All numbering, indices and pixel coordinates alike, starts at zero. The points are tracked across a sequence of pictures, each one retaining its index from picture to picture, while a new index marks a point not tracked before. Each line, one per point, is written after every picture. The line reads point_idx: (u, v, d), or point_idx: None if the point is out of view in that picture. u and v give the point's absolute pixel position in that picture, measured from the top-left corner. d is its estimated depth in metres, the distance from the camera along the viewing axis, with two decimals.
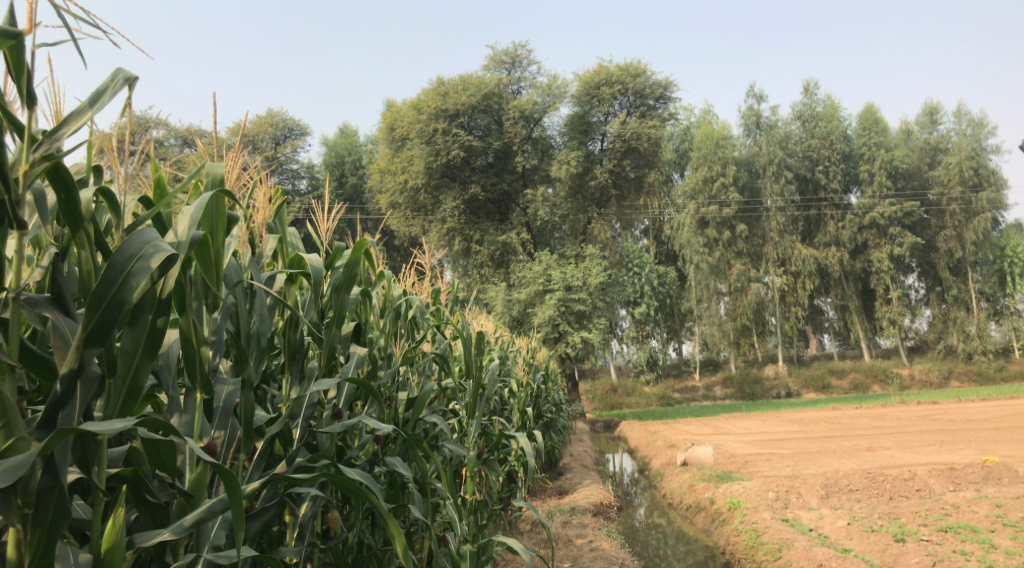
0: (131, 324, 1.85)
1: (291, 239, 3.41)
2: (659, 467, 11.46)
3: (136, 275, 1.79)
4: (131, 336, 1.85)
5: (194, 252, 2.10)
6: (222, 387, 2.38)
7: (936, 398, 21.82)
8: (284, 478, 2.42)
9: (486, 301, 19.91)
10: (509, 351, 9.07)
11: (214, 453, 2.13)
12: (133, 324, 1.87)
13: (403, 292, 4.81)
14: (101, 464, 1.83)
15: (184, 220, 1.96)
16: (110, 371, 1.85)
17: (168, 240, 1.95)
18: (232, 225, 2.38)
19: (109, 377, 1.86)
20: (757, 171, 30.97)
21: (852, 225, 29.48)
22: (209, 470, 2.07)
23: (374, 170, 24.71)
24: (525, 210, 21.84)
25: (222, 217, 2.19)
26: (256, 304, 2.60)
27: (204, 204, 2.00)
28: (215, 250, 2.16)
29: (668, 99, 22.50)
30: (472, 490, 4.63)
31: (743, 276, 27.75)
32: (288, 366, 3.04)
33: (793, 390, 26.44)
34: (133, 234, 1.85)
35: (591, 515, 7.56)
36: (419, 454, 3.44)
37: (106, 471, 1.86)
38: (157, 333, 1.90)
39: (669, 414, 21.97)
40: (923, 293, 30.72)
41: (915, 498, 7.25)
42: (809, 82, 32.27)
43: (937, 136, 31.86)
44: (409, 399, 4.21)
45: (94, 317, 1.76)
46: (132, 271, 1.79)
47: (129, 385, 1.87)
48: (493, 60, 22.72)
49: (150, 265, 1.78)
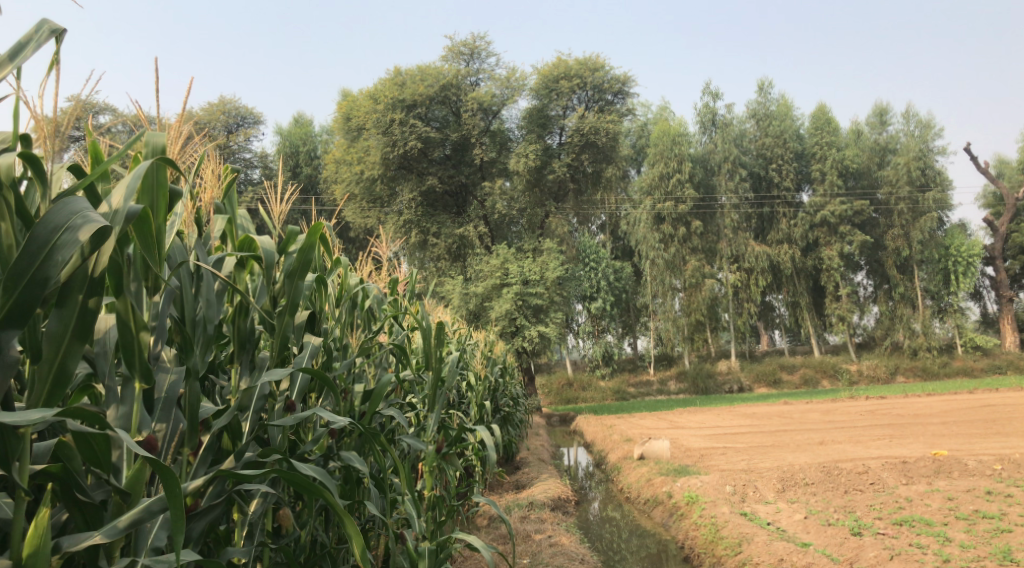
0: (59, 305, 1.69)
1: (242, 222, 3.22)
2: (616, 461, 11.46)
3: (63, 247, 1.63)
4: (59, 317, 1.69)
5: (132, 227, 1.93)
6: (165, 376, 2.21)
7: (884, 393, 22.35)
8: (231, 473, 2.25)
9: (443, 295, 19.71)
10: (467, 344, 8.93)
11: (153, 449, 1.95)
12: (60, 305, 1.70)
13: (359, 282, 4.64)
14: (23, 459, 1.65)
15: (119, 191, 1.80)
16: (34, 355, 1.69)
17: (102, 213, 1.79)
18: (176, 201, 2.20)
19: (33, 361, 1.70)
20: (712, 168, 31.32)
21: (803, 223, 30.02)
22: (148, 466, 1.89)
23: (329, 160, 24.23)
24: (482, 204, 21.77)
25: (164, 188, 2.02)
26: (203, 287, 2.43)
27: (142, 174, 1.84)
28: (157, 227, 1.99)
29: (626, 94, 22.61)
30: (430, 484, 4.49)
31: (698, 272, 28.07)
32: (237, 356, 2.86)
33: (746, 384, 26.87)
34: (59, 203, 1.69)
35: (549, 509, 7.49)
36: (376, 448, 3.29)
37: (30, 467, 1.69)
38: (89, 314, 1.74)
39: (625, 409, 22.06)
40: (871, 291, 31.47)
41: (870, 492, 7.35)
42: (763, 81, 32.67)
43: (886, 137, 32.60)
44: (365, 391, 4.07)
45: (12, 296, 1.60)
46: (58, 243, 1.63)
47: (55, 370, 1.71)
48: (451, 51, 22.42)
49: (78, 237, 1.62)
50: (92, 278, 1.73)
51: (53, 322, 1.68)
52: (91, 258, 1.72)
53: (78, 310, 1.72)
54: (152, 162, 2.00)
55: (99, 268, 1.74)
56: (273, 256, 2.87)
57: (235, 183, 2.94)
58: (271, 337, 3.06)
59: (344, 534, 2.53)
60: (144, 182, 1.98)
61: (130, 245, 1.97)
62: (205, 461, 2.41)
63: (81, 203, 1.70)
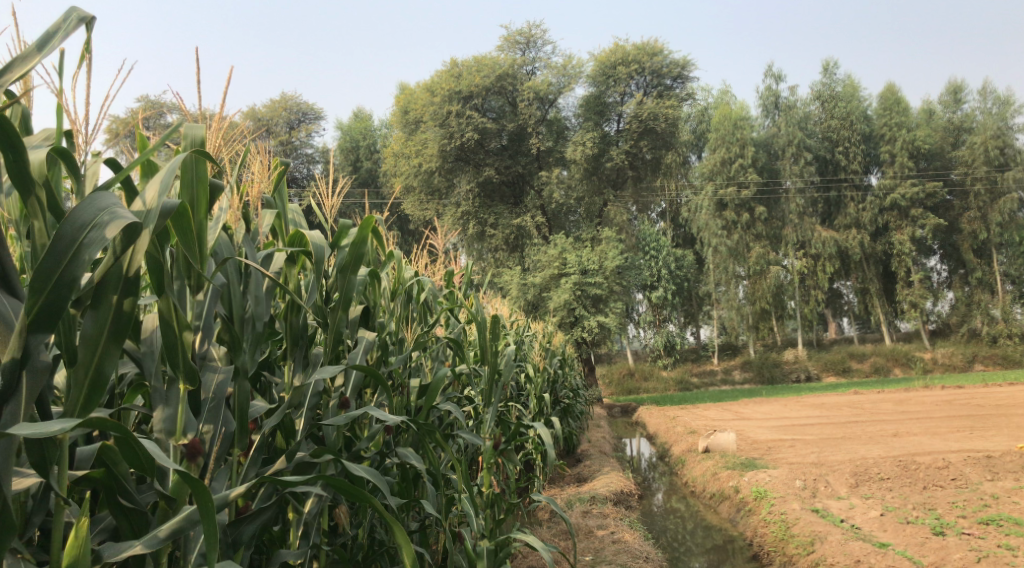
0: (93, 307, 1.66)
1: (293, 215, 3.17)
2: (680, 453, 11.20)
3: (90, 245, 1.59)
4: (94, 320, 1.66)
5: (170, 223, 1.89)
6: (212, 375, 2.15)
7: (961, 382, 21.39)
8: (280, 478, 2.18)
9: (502, 286, 19.67)
10: (525, 335, 8.83)
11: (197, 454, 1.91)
12: (94, 306, 1.67)
13: (415, 274, 4.58)
14: (61, 465, 1.61)
15: (153, 186, 1.75)
16: (69, 359, 1.65)
17: (135, 209, 1.74)
18: (216, 192, 2.13)
19: (69, 365, 1.66)
20: (776, 152, 30.47)
21: (873, 207, 28.89)
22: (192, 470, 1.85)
23: (388, 154, 24.39)
24: (540, 194, 21.68)
25: (205, 183, 1.99)
26: (251, 283, 2.38)
27: (177, 165, 1.79)
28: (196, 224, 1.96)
29: (686, 79, 22.07)
30: (489, 481, 4.40)
31: (762, 259, 27.32)
32: (290, 353, 2.81)
33: (814, 373, 26.10)
34: (89, 199, 1.66)
35: (611, 504, 7.33)
36: (432, 447, 3.22)
37: (67, 474, 1.64)
38: (123, 316, 1.70)
39: (688, 399, 21.67)
40: (946, 276, 30.16)
41: (951, 488, 6.96)
42: (829, 61, 31.47)
43: (961, 115, 31.13)
44: (422, 386, 4.01)
45: (39, 298, 1.56)
46: (86, 242, 1.59)
47: (92, 374, 1.66)
48: (507, 41, 22.30)
49: (105, 235, 1.59)
50: (126, 278, 1.70)
51: (87, 325, 1.65)
52: (125, 256, 1.68)
53: (111, 311, 1.68)
54: (189, 154, 1.96)
55: (134, 266, 1.70)
56: (324, 251, 2.80)
57: (285, 175, 2.88)
58: (325, 333, 3.01)
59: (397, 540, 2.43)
60: (184, 176, 1.95)
61: (169, 242, 1.93)
62: (256, 462, 2.36)
63: (110, 199, 1.66)
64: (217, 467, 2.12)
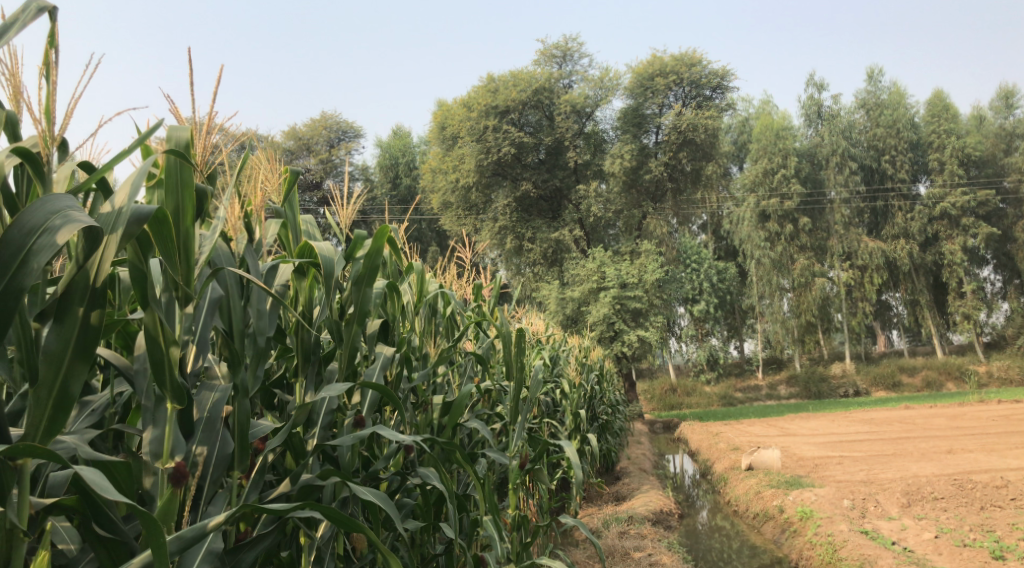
0: (57, 320, 1.70)
1: (307, 228, 3.10)
2: (722, 471, 10.86)
3: (38, 253, 1.63)
4: (57, 335, 1.70)
5: (150, 231, 1.93)
6: (208, 395, 2.15)
7: (1019, 397, 20.52)
8: (268, 507, 2.09)
9: (540, 300, 19.49)
10: (560, 350, 8.67)
11: (182, 479, 1.94)
12: (59, 320, 1.71)
13: (440, 287, 4.48)
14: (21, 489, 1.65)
15: (122, 192, 1.82)
16: (32, 377, 1.69)
17: (105, 215, 1.80)
18: (203, 199, 2.14)
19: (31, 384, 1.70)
20: (820, 162, 29.86)
21: (921, 217, 28.03)
22: (178, 497, 1.93)
23: (426, 170, 24.45)
24: (578, 207, 21.44)
25: (190, 186, 2.03)
26: (252, 299, 2.34)
27: (143, 174, 1.85)
28: (181, 232, 2.00)
29: (725, 89, 21.71)
30: (515, 503, 4.24)
31: (806, 271, 26.69)
32: (301, 370, 2.70)
33: (862, 388, 25.26)
34: (44, 203, 1.70)
35: (650, 524, 7.10)
36: (450, 468, 3.09)
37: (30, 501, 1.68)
38: (89, 330, 1.74)
39: (732, 415, 21.16)
40: (1001, 286, 29.10)
41: (1011, 508, 6.56)
42: (873, 68, 30.77)
43: (1014, 121, 30.17)
44: (446, 403, 3.89)
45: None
46: (35, 248, 1.64)
47: (56, 393, 1.70)
48: (543, 55, 22.30)
49: (53, 242, 1.63)
50: (91, 288, 1.74)
51: (50, 341, 1.69)
52: (91, 264, 1.74)
53: (78, 324, 1.74)
54: (172, 157, 2.02)
55: (101, 275, 1.75)
56: (333, 262, 2.71)
57: (295, 184, 2.80)
58: (340, 348, 2.93)
59: (390, 557, 2.38)
60: (168, 180, 2.00)
61: (151, 251, 1.98)
62: (257, 487, 2.31)
63: (76, 208, 1.72)
64: (212, 491, 2.12)
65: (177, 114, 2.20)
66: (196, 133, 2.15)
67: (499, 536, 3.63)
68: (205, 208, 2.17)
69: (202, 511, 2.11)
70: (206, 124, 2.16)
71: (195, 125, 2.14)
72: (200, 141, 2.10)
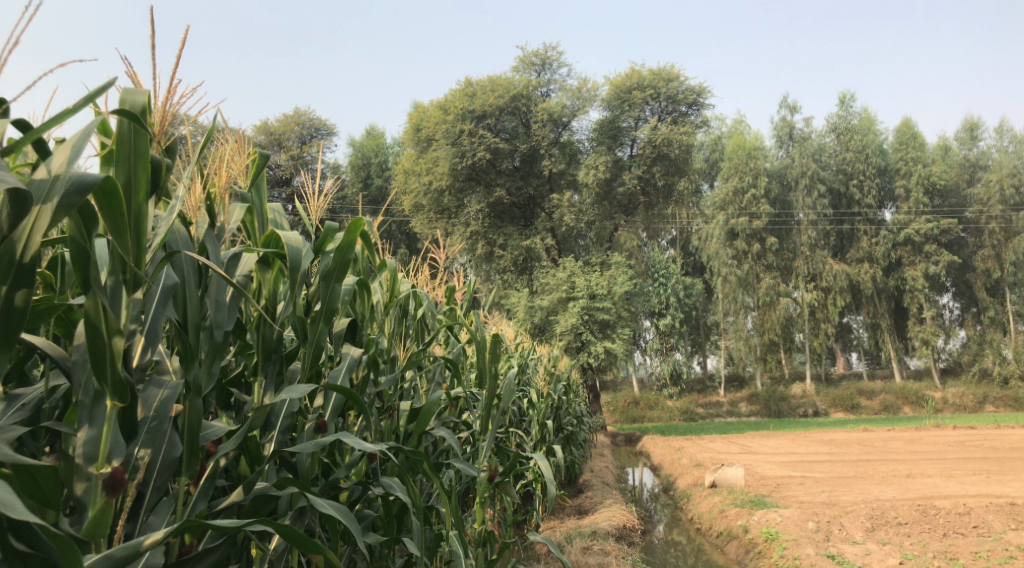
0: None
1: (275, 215, 2.89)
2: (685, 487, 10.79)
3: None
4: None
5: (94, 206, 1.76)
6: (155, 392, 1.96)
7: (974, 423, 20.85)
8: (213, 523, 1.91)
9: (508, 308, 19.28)
10: (529, 359, 8.52)
11: (118, 484, 1.76)
12: None
13: (412, 288, 4.30)
14: None
15: (59, 155, 1.64)
16: None
17: (37, 179, 1.63)
18: (159, 173, 1.95)
19: None
20: (789, 183, 30.21)
21: (886, 242, 28.55)
22: (111, 507, 1.75)
23: (399, 172, 24.15)
24: (550, 216, 21.36)
25: (145, 157, 1.86)
26: (210, 288, 2.16)
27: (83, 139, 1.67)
28: (132, 209, 1.83)
29: (701, 106, 21.91)
30: (481, 516, 4.07)
31: (772, 290, 26.97)
32: (261, 368, 2.52)
33: (821, 408, 25.53)
34: None
35: (613, 540, 6.97)
36: (417, 479, 2.92)
37: None
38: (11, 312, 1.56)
39: (693, 431, 21.21)
40: (959, 314, 29.72)
41: (974, 537, 6.55)
42: (845, 94, 31.33)
43: (977, 152, 30.88)
44: (413, 410, 3.72)
45: None
46: None
47: None
48: (522, 62, 22.25)
49: None
50: (17, 264, 1.58)
51: None
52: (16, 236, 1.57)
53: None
54: (126, 122, 1.84)
55: (29, 251, 1.59)
56: (302, 253, 2.52)
57: (264, 167, 2.60)
58: (304, 346, 2.74)
59: None
60: (118, 151, 1.83)
61: (97, 229, 1.80)
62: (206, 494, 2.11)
63: (2, 171, 1.56)
64: (154, 499, 1.93)
65: (135, 78, 2.01)
66: (155, 100, 1.97)
67: (463, 553, 3.45)
68: (160, 184, 1.99)
69: (141, 522, 1.92)
70: (166, 93, 1.97)
71: (155, 91, 1.95)
72: (157, 109, 1.91)
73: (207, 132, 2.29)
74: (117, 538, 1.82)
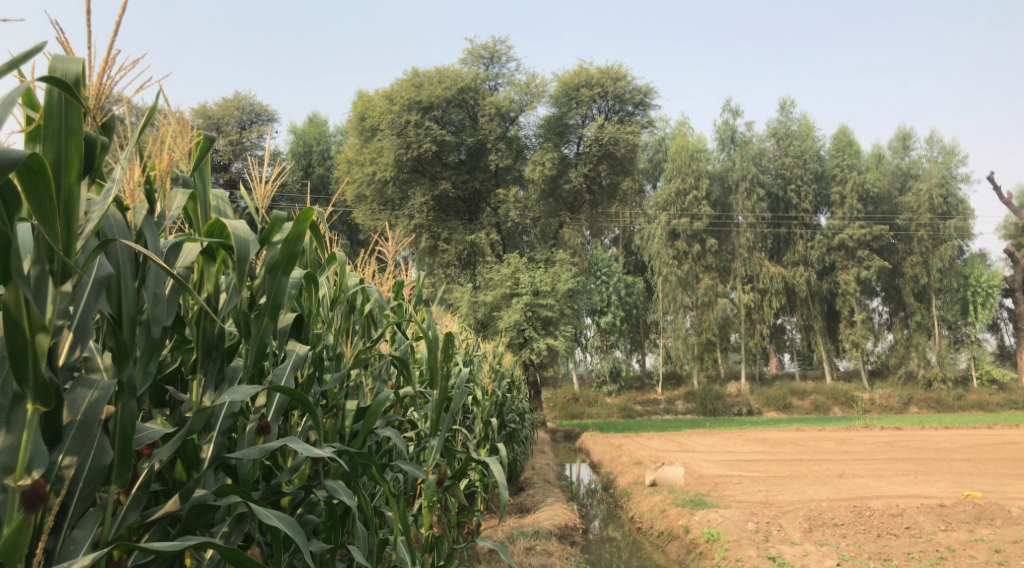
0: None
1: (216, 201, 2.70)
2: (625, 485, 10.83)
3: None
4: None
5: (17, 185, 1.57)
6: (84, 393, 1.75)
7: (899, 423, 21.62)
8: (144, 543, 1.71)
9: (451, 302, 19.07)
10: (474, 356, 8.39)
11: (39, 498, 1.58)
12: None
13: (360, 282, 4.12)
14: None
15: None
16: None
17: None
18: (94, 150, 1.76)
19: None
20: (730, 186, 30.75)
21: (820, 246, 29.39)
22: (30, 525, 1.57)
23: (342, 161, 23.65)
24: (495, 211, 21.26)
25: (77, 134, 1.67)
26: (148, 280, 1.95)
27: None
28: (60, 190, 1.64)
29: (647, 106, 22.18)
30: (428, 521, 3.94)
31: (710, 291, 27.49)
32: (199, 365, 2.35)
33: (755, 407, 26.10)
34: None
35: (556, 539, 6.90)
36: (365, 484, 2.77)
37: None
38: None
39: (632, 427, 21.44)
40: (887, 317, 30.81)
41: (906, 537, 6.73)
42: (785, 100, 32.05)
43: (908, 162, 31.99)
44: (359, 409, 3.55)
45: None
46: None
47: None
48: (471, 54, 22.02)
49: None
50: None
51: None
52: None
53: None
54: (56, 93, 1.65)
55: None
56: (248, 245, 2.36)
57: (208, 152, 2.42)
58: (246, 343, 2.58)
59: None
60: (46, 124, 1.64)
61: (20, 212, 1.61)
62: (138, 505, 1.89)
63: None
64: (80, 511, 1.74)
65: (67, 46, 1.82)
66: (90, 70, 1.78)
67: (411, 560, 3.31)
68: (96, 165, 1.80)
69: (64, 537, 1.72)
70: (104, 62, 1.78)
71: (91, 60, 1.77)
72: (92, 80, 1.73)
73: (147, 113, 2.10)
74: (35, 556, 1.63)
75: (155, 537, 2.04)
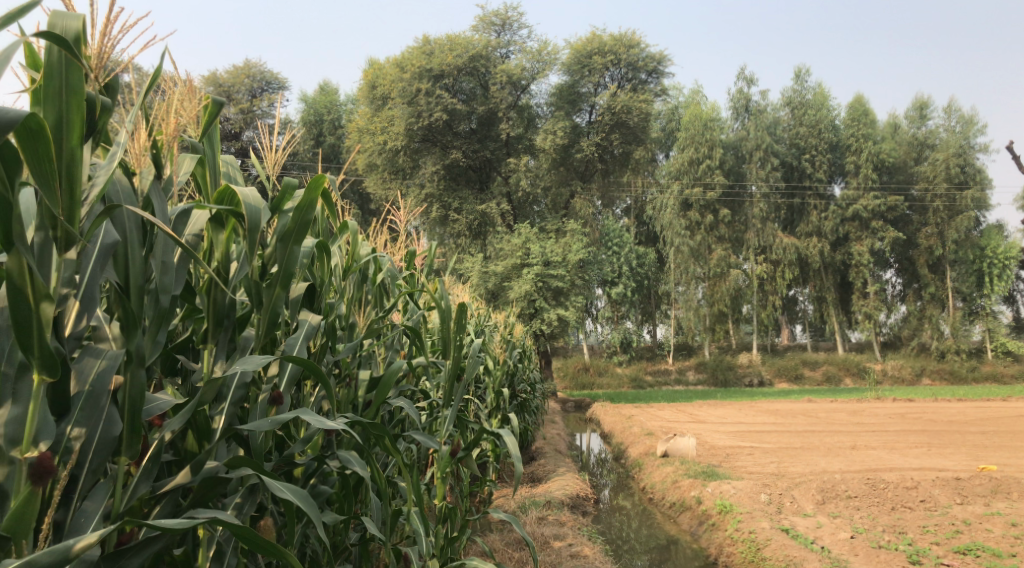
0: None
1: (226, 167, 2.62)
2: (636, 456, 10.83)
3: None
4: None
5: (18, 148, 1.51)
6: (91, 362, 1.71)
7: (912, 395, 21.53)
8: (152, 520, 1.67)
9: (461, 272, 19.01)
10: (486, 327, 8.34)
11: (46, 469, 1.54)
12: None
13: (372, 251, 4.05)
14: None
15: None
16: None
17: None
18: (97, 112, 1.70)
19: None
20: (743, 155, 30.38)
21: (835, 217, 29.10)
22: (37, 499, 1.53)
23: (351, 130, 23.44)
24: (507, 181, 21.13)
25: (79, 95, 1.61)
26: (156, 248, 1.89)
27: None
28: (62, 157, 1.58)
29: (660, 74, 21.89)
30: (441, 492, 3.91)
31: (723, 262, 27.33)
32: (210, 335, 2.32)
33: (766, 378, 26.06)
34: None
35: (568, 510, 6.91)
36: (378, 456, 2.73)
37: None
38: None
39: (642, 398, 21.47)
40: (901, 289, 30.56)
41: (921, 510, 6.70)
42: (801, 68, 31.51)
43: (926, 131, 31.49)
44: (372, 380, 3.51)
45: None
46: None
47: None
48: (482, 21, 21.70)
49: None
50: None
51: None
52: None
53: None
54: (57, 51, 1.59)
55: None
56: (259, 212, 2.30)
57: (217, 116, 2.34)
58: (258, 313, 2.53)
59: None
60: (49, 84, 1.57)
61: (21, 178, 1.55)
62: (149, 476, 1.84)
63: None
64: (89, 483, 1.70)
65: (68, 4, 1.75)
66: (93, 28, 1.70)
67: (424, 531, 3.29)
68: (98, 127, 1.73)
69: (74, 508, 1.68)
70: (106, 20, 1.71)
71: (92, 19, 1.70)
72: (95, 37, 1.66)
73: (151, 76, 2.02)
74: (44, 527, 1.61)
75: (167, 508, 2.00)
